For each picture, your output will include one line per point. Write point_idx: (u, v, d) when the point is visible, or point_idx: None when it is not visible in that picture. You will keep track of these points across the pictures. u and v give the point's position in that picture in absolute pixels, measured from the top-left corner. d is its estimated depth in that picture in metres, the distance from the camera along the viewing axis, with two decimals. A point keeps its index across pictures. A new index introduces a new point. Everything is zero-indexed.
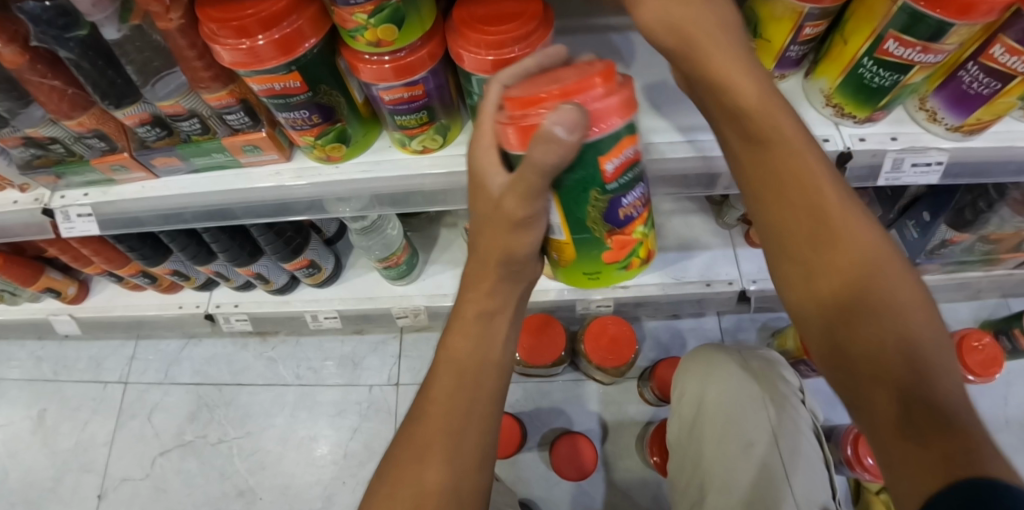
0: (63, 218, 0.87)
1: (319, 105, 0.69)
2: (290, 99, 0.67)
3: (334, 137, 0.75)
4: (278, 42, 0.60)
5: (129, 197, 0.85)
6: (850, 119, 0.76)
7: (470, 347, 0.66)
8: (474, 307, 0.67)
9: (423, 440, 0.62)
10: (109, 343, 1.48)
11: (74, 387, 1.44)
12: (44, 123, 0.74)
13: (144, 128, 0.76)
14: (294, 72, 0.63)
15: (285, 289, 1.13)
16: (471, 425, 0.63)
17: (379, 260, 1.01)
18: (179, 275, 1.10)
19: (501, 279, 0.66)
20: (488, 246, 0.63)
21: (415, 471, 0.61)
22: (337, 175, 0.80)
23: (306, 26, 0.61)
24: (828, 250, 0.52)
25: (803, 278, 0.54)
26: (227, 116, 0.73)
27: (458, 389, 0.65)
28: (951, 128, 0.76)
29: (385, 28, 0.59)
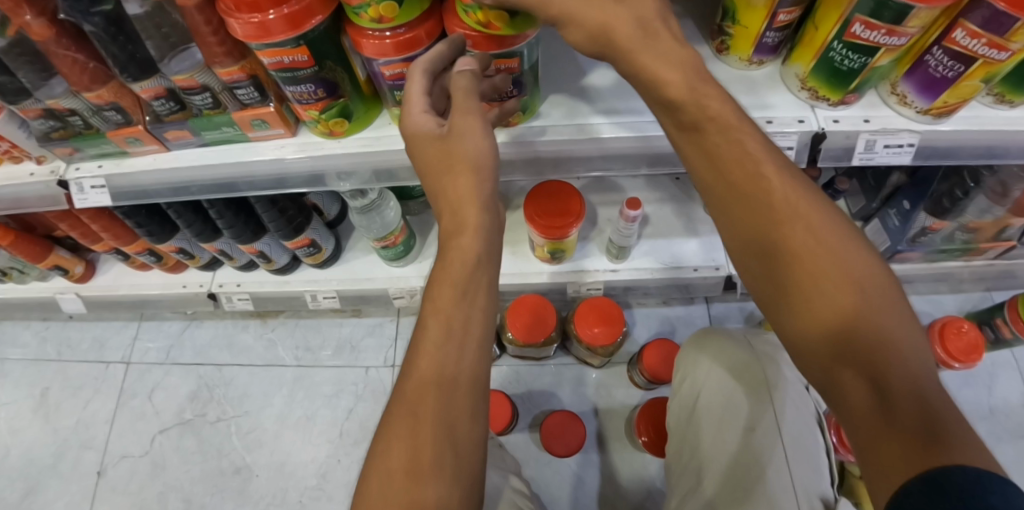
0: (77, 189, 0.92)
1: (323, 80, 0.74)
2: (297, 73, 0.71)
3: (337, 112, 0.80)
4: (287, 17, 0.64)
5: (141, 169, 0.90)
6: (824, 101, 0.81)
7: (454, 303, 0.69)
8: (459, 254, 0.69)
9: (414, 394, 0.66)
10: (113, 324, 1.51)
11: (77, 366, 1.47)
12: (65, 96, 0.78)
13: (159, 102, 0.80)
14: (301, 46, 0.68)
15: (286, 269, 1.18)
16: (461, 381, 0.67)
17: (378, 239, 1.05)
18: (184, 253, 1.14)
19: (481, 223, 0.70)
20: (459, 192, 0.70)
21: (410, 427, 0.64)
22: (340, 150, 0.85)
23: (315, 4, 0.66)
24: (769, 229, 0.60)
25: (750, 270, 0.64)
26: (237, 91, 0.78)
27: (445, 346, 0.68)
28: (921, 112, 0.80)
29: (387, 6, 0.64)
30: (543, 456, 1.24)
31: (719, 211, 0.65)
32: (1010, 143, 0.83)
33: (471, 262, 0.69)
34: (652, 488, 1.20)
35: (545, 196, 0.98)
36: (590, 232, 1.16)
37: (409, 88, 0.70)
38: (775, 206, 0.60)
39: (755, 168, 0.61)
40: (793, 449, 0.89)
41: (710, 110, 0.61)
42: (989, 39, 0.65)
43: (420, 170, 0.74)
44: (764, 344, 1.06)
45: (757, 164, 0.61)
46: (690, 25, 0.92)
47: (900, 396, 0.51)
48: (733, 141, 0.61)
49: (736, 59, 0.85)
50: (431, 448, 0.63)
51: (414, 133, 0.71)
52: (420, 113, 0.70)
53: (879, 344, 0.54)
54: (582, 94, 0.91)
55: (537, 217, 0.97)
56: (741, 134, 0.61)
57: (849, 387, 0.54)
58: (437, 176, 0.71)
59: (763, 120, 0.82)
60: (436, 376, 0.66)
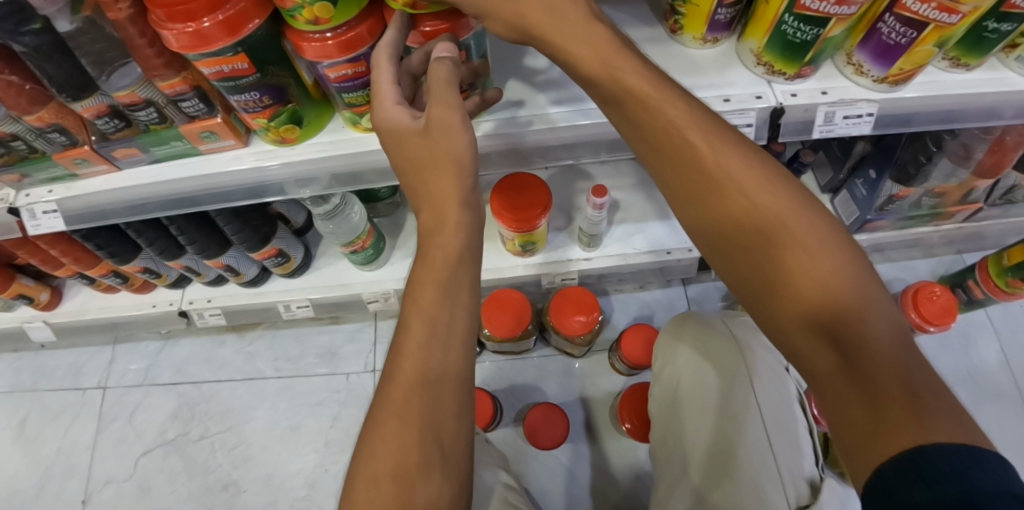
0: (29, 216, 0.89)
1: (269, 86, 0.72)
2: (240, 80, 0.69)
3: (287, 119, 0.78)
4: (223, 23, 0.62)
5: (94, 190, 0.87)
6: (781, 76, 0.80)
7: (439, 302, 0.68)
8: (441, 253, 0.69)
9: (400, 398, 0.64)
10: (87, 349, 1.48)
11: (54, 393, 1.44)
12: (4, 120, 0.75)
13: (102, 120, 0.78)
14: (241, 53, 0.66)
15: (257, 281, 1.16)
16: (447, 381, 0.66)
17: (345, 244, 1.03)
18: (150, 273, 1.12)
19: (463, 220, 0.70)
20: (440, 190, 0.70)
21: (396, 430, 0.63)
22: (295, 157, 0.83)
23: (252, 8, 0.64)
24: (727, 209, 0.63)
25: (715, 248, 0.67)
26: (182, 104, 0.75)
27: (428, 345, 0.67)
28: (878, 80, 0.80)
29: (321, 6, 0.62)
30: (532, 450, 1.24)
31: (679, 194, 0.67)
32: (967, 106, 0.84)
33: (452, 260, 0.69)
34: (641, 472, 1.21)
35: (513, 189, 0.97)
36: (561, 223, 1.15)
37: (376, 81, 0.68)
38: (725, 184, 0.63)
39: (678, 137, 0.63)
40: (778, 427, 0.90)
41: (627, 84, 0.62)
42: (938, 4, 0.64)
43: (398, 161, 0.73)
44: (747, 327, 1.05)
45: (709, 147, 0.63)
46: (643, 7, 0.91)
47: (869, 365, 0.52)
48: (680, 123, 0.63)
49: (690, 38, 0.84)
50: (418, 450, 0.62)
51: (390, 126, 0.70)
52: (397, 106, 0.68)
53: (843, 315, 0.56)
54: (538, 85, 0.89)
55: (504, 211, 0.96)
56: (690, 120, 0.63)
57: (815, 355, 0.57)
58: (420, 171, 0.70)
59: (720, 98, 0.81)
60: (420, 377, 0.65)
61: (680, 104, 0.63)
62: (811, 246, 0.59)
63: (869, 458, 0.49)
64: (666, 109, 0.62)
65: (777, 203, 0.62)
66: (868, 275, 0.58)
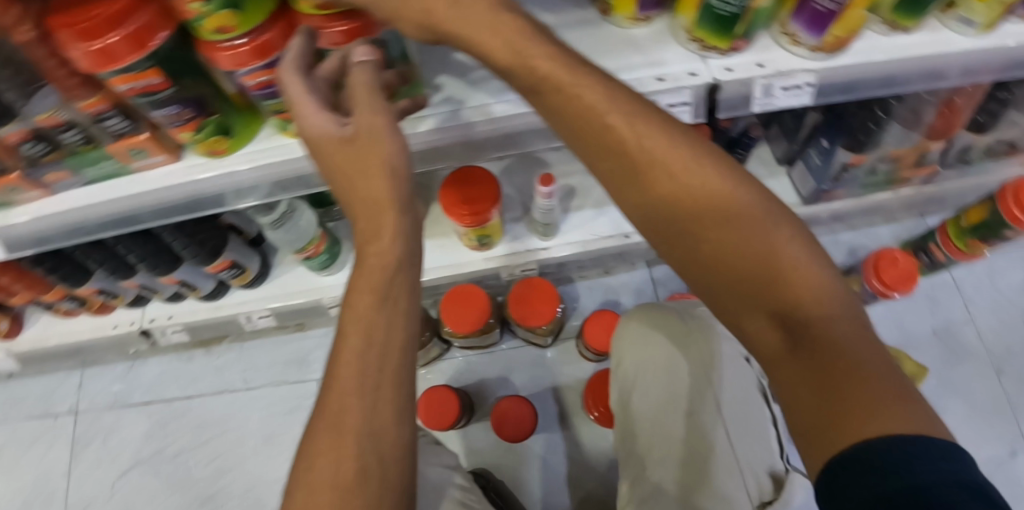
0: None
1: (188, 99, 0.70)
2: (156, 96, 0.67)
3: (214, 130, 0.76)
4: (130, 38, 0.59)
5: (29, 216, 0.85)
6: (714, 51, 0.78)
7: (376, 311, 0.68)
8: (376, 259, 0.69)
9: (338, 408, 0.64)
10: (55, 375, 1.47)
11: (26, 422, 1.43)
12: None
13: (28, 145, 0.73)
14: (153, 67, 0.63)
15: (215, 294, 1.16)
16: (381, 392, 0.65)
17: (297, 251, 1.02)
18: (106, 294, 1.11)
19: (401, 222, 0.70)
20: (373, 194, 0.68)
21: (332, 441, 0.63)
22: (228, 167, 0.82)
23: (160, 21, 0.61)
24: (660, 192, 0.62)
25: (652, 234, 0.65)
26: (105, 123, 0.73)
27: (365, 351, 0.66)
28: (814, 49, 0.78)
29: (226, 15, 0.59)
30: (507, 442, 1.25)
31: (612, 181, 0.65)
32: (908, 70, 0.82)
33: (387, 265, 0.69)
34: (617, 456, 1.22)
35: (461, 182, 0.95)
36: (517, 214, 1.14)
37: (289, 96, 0.64)
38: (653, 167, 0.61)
39: (597, 119, 0.61)
40: (735, 416, 0.90)
41: (541, 72, 0.61)
42: None
43: (327, 172, 0.70)
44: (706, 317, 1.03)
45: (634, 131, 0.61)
46: None
47: (814, 346, 0.51)
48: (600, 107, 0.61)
49: (622, 18, 0.82)
50: (355, 459, 0.62)
51: (314, 136, 0.67)
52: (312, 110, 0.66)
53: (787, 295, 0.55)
54: (474, 77, 0.88)
55: (453, 205, 0.96)
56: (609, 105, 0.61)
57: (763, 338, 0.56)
58: (349, 178, 0.68)
59: (654, 79, 0.80)
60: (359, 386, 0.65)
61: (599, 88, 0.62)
62: (741, 222, 0.59)
63: (820, 447, 0.47)
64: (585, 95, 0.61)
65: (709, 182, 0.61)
66: (802, 246, 0.58)
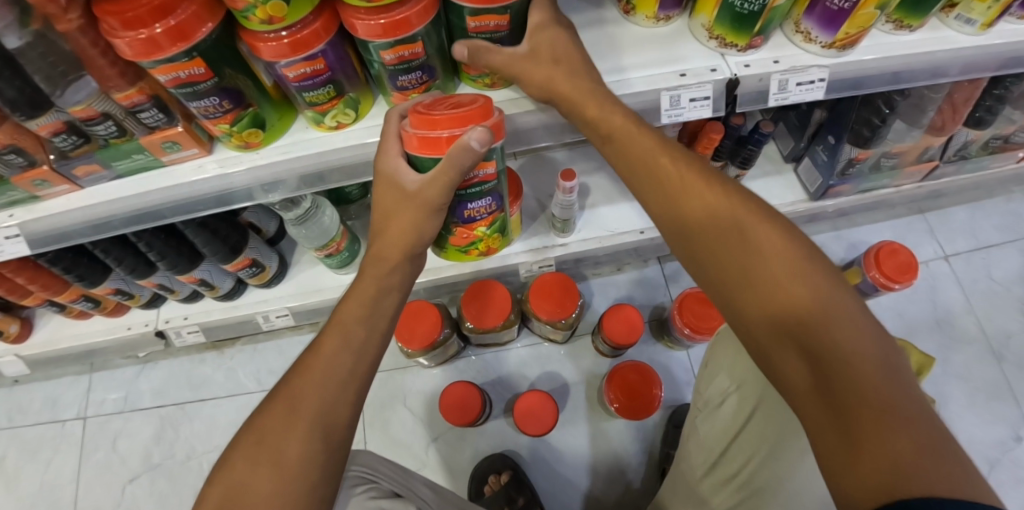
0: (67, 199, 0.58)
1: (500, 192, 0.62)
2: (484, 187, 0.59)
3: (499, 225, 0.68)
4: (454, 121, 0.49)
5: (179, 185, 0.58)
6: (733, 48, 0.59)
7: (810, 271, 0.42)
8: (280, 446, 0.43)
9: (828, 358, 0.38)
10: (60, 377, 0.98)
11: (21, 433, 0.95)
12: (94, 99, 0.49)
13: (565, 197, 0.72)
14: (491, 160, 0.55)
15: (233, 294, 0.81)
16: (899, 416, 0.34)
17: (315, 247, 0.73)
18: (163, 288, 0.77)
19: (329, 401, 0.46)
20: (296, 391, 0.46)
21: (814, 368, 0.38)
22: (581, 160, 0.86)
23: (425, 12, 0.47)
24: (809, 336, 0.39)
25: (803, 387, 0.39)
26: (555, 202, 0.73)
27: (823, 334, 0.39)
28: (970, 27, 0.62)
29: (280, 4, 0.43)
30: None
31: (798, 373, 0.40)
32: None
33: (727, 218, 0.47)
34: None
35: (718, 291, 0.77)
36: None
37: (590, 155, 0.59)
38: (799, 316, 0.41)
39: (799, 293, 0.41)
40: None
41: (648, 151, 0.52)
42: None
43: (241, 450, 0.43)
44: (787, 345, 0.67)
45: (826, 309, 0.40)
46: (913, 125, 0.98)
47: None
48: (775, 245, 0.44)
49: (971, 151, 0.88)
50: (861, 422, 0.34)
51: (293, 375, 0.47)
52: (399, 157, 0.53)
53: None
54: None
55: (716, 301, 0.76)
56: (779, 249, 0.44)
57: None
58: None
59: (674, 74, 0.59)
60: (815, 392, 0.38)
61: (773, 228, 0.45)
62: (846, 382, 0.36)
63: None
64: (751, 237, 0.45)
65: (841, 320, 0.40)
66: (872, 365, 0.37)
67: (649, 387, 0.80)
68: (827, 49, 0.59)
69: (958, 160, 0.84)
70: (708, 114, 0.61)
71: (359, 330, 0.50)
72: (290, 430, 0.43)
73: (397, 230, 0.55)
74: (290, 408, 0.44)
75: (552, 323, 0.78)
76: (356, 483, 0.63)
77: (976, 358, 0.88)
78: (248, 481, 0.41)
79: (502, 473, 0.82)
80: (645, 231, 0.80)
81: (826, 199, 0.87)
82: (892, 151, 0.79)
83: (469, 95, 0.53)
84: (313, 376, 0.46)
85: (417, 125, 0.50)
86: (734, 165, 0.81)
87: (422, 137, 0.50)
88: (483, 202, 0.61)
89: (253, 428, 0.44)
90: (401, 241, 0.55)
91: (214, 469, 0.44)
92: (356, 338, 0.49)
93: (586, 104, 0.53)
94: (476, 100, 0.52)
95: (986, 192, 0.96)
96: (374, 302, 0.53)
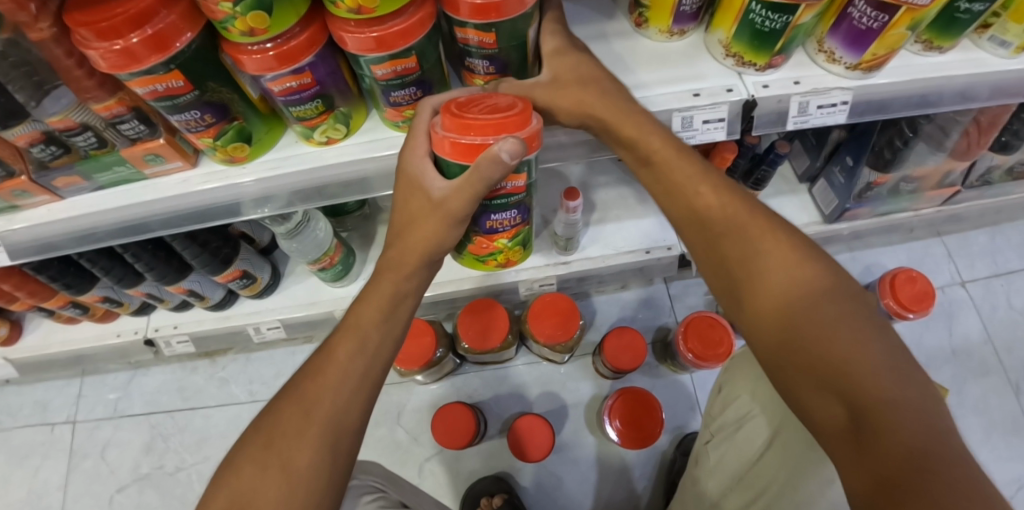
0: (48, 210, 0.56)
1: (526, 205, 0.58)
2: (509, 199, 0.54)
3: (522, 239, 0.64)
4: (490, 128, 0.45)
5: (164, 197, 0.56)
6: (750, 67, 0.55)
7: (826, 289, 0.41)
8: (288, 455, 0.40)
9: (850, 387, 0.36)
10: (50, 380, 0.97)
11: (11, 436, 0.94)
12: (71, 110, 0.47)
13: (570, 217, 0.69)
14: (521, 173, 0.50)
15: (224, 304, 0.79)
16: (933, 448, 0.32)
17: (308, 261, 0.71)
18: (152, 298, 0.75)
19: (341, 408, 0.43)
20: (306, 396, 0.43)
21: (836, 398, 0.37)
22: (588, 174, 0.83)
23: (423, 22, 0.44)
24: (826, 363, 0.38)
25: (826, 418, 0.37)
26: (559, 222, 0.70)
27: (856, 356, 0.37)
28: (1005, 48, 0.58)
29: (261, 16, 0.40)
30: None
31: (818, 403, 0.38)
32: None
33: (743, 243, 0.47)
34: None
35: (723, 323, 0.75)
36: None
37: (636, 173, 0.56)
38: (816, 342, 0.39)
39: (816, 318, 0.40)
40: None
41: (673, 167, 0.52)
42: None
43: (247, 456, 0.41)
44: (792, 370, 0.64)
45: (843, 335, 0.39)
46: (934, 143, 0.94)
47: None
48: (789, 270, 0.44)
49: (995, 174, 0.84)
50: (888, 454, 0.32)
51: (304, 380, 0.45)
52: (426, 159, 0.48)
53: None
54: None
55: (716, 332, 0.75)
56: (794, 276, 0.43)
57: None
58: None
59: (687, 94, 0.56)
60: (841, 420, 0.36)
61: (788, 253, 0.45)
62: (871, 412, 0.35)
63: None
64: (767, 262, 0.45)
65: (860, 345, 0.38)
66: (899, 394, 0.35)
67: (651, 415, 0.77)
68: (850, 71, 0.56)
69: (982, 185, 0.80)
70: (722, 137, 0.58)
71: (375, 334, 0.48)
72: (299, 436, 0.41)
73: (415, 237, 0.52)
74: (299, 413, 0.42)
75: (551, 346, 0.76)
76: (364, 491, 0.58)
77: (994, 389, 0.86)
78: (253, 488, 0.39)
79: (495, 495, 0.79)
80: (651, 251, 0.78)
81: (841, 221, 0.84)
82: (913, 175, 0.76)
83: (505, 97, 0.47)
84: (326, 380, 0.44)
85: (449, 129, 0.46)
86: (746, 185, 0.78)
87: (457, 141, 0.45)
88: (507, 214, 0.57)
89: (261, 433, 0.42)
90: (420, 247, 0.52)
91: (219, 475, 0.41)
92: (371, 345, 0.47)
93: (626, 126, 0.52)
94: (517, 103, 0.46)
95: (1008, 216, 0.92)
96: (389, 307, 0.50)
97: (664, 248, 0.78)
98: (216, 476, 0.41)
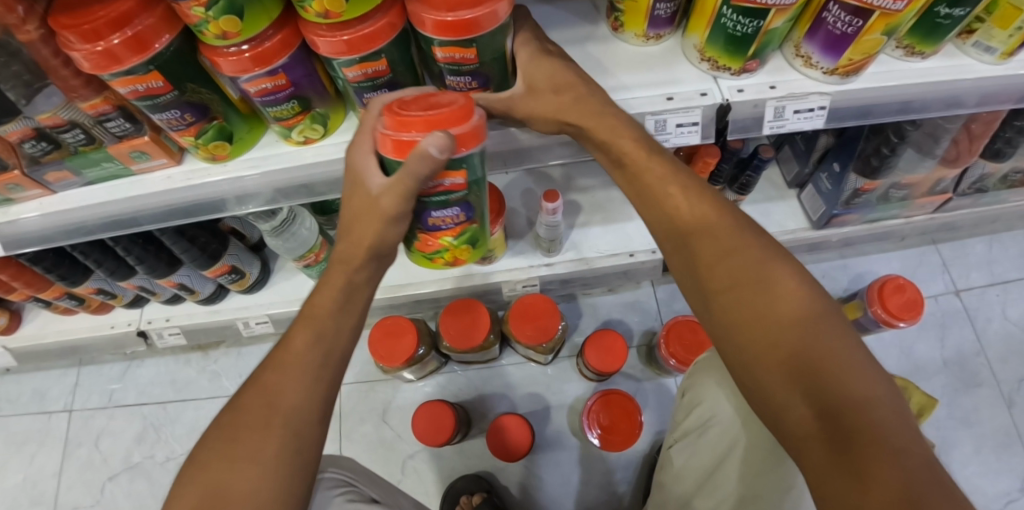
0: (41, 203, 0.58)
1: (472, 204, 0.54)
2: (449, 196, 0.51)
3: (469, 237, 0.60)
4: (425, 124, 0.43)
5: (151, 192, 0.58)
6: (725, 72, 0.56)
7: (820, 298, 0.42)
8: (253, 444, 0.41)
9: (836, 395, 0.37)
10: (49, 369, 1.00)
11: (10, 423, 0.97)
12: (59, 109, 0.49)
13: (550, 219, 0.70)
14: (462, 170, 0.47)
15: (214, 299, 0.81)
16: (911, 460, 0.33)
17: (294, 257, 0.73)
18: (144, 290, 0.77)
19: (302, 398, 0.44)
20: (268, 390, 0.44)
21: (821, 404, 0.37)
22: (575, 176, 0.84)
23: (392, 25, 0.45)
24: (816, 370, 0.38)
25: (808, 423, 0.38)
26: (540, 224, 0.71)
27: (829, 368, 0.38)
28: (990, 53, 0.57)
29: (234, 19, 0.42)
30: None
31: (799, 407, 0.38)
32: None
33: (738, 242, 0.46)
34: None
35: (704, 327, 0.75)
36: None
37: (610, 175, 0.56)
38: (806, 347, 0.39)
39: (807, 325, 0.41)
40: None
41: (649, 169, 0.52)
42: None
43: (213, 451, 0.42)
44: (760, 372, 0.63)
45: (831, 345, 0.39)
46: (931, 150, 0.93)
47: None
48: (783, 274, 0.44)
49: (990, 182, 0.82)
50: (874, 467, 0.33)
51: (264, 374, 0.46)
52: (370, 156, 0.48)
53: None
54: None
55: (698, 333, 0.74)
56: (786, 280, 0.43)
57: None
58: None
59: (661, 98, 0.56)
60: (822, 428, 0.37)
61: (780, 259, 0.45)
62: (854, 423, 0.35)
63: None
64: (762, 264, 0.44)
65: (845, 356, 0.39)
66: (879, 407, 0.36)
67: (630, 420, 0.77)
68: (829, 76, 0.55)
69: (975, 192, 0.79)
70: (697, 141, 0.58)
71: (331, 324, 0.49)
72: (264, 428, 0.42)
73: (361, 234, 0.51)
74: (262, 407, 0.43)
75: (533, 346, 0.76)
76: (332, 484, 0.56)
77: (986, 401, 0.84)
78: (223, 480, 0.40)
79: (474, 493, 0.80)
80: (635, 254, 0.78)
81: (830, 227, 0.83)
82: (902, 183, 0.75)
83: (451, 94, 0.45)
84: (287, 373, 0.45)
85: (388, 126, 0.44)
86: (733, 189, 0.78)
87: (393, 138, 0.44)
88: (448, 212, 0.54)
89: (225, 428, 0.43)
90: (367, 240, 0.52)
91: (187, 471, 0.42)
92: (329, 334, 0.48)
93: (598, 130, 0.52)
94: (460, 99, 0.44)
95: (1006, 225, 0.90)
96: (344, 297, 0.51)
97: (649, 251, 0.78)
98: (184, 472, 0.42)
